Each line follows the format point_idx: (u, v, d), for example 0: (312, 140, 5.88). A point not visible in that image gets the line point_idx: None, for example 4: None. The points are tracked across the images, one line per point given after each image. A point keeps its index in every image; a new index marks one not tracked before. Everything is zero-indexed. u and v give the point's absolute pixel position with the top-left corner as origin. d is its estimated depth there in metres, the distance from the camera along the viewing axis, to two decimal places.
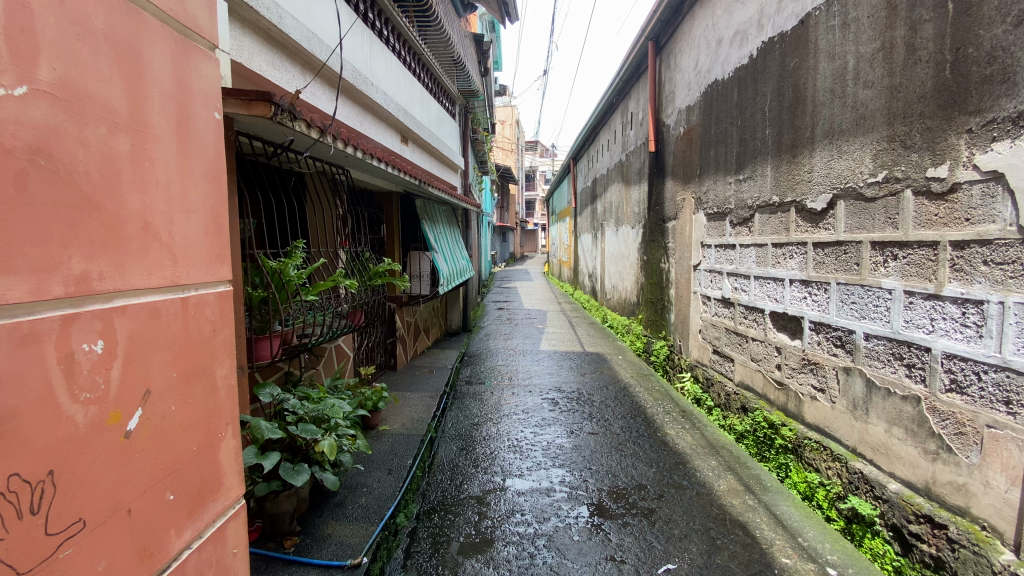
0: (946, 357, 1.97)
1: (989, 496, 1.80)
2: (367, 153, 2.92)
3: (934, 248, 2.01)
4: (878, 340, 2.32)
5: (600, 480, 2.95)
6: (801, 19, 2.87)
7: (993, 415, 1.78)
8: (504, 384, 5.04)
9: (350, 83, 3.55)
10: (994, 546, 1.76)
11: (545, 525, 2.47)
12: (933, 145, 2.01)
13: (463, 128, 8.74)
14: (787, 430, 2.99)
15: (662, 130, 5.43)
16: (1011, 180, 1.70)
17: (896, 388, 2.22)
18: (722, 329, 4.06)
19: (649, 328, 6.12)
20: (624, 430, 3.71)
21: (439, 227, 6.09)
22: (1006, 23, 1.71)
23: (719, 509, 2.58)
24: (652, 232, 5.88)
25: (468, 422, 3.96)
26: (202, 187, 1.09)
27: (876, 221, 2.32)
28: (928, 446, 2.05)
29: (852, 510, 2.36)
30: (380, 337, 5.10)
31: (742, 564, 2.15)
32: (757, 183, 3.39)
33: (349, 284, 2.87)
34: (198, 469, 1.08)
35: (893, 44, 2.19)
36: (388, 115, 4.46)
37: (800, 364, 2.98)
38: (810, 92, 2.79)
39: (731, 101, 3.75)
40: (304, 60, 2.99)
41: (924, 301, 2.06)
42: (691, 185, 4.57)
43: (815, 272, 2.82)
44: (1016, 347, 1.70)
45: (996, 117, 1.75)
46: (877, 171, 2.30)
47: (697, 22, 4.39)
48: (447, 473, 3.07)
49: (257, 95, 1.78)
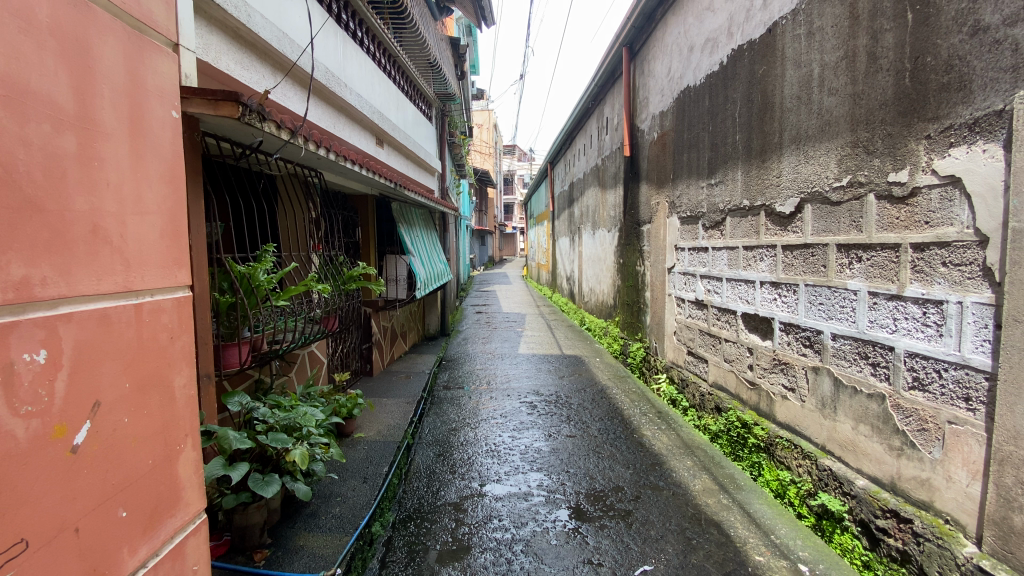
0: (909, 356, 2.03)
1: (951, 490, 1.86)
2: (340, 155, 2.87)
3: (896, 250, 2.07)
4: (845, 340, 2.39)
5: (577, 483, 2.95)
6: (769, 27, 2.95)
7: (953, 411, 1.84)
8: (482, 388, 5.00)
9: (322, 83, 3.49)
10: (957, 539, 1.81)
11: (523, 530, 2.46)
12: (893, 151, 2.07)
13: (440, 131, 8.70)
14: (759, 430, 3.05)
15: (637, 135, 5.51)
16: (968, 184, 1.76)
17: (862, 386, 2.28)
18: (696, 330, 4.12)
19: (625, 330, 6.19)
20: (601, 432, 3.73)
21: (416, 230, 6.05)
22: (962, 32, 1.77)
23: (695, 509, 2.61)
24: (627, 235, 5.94)
25: (445, 428, 3.91)
26: (158, 188, 1.04)
27: (841, 224, 2.39)
28: (893, 443, 2.11)
29: (822, 506, 2.41)
30: (356, 343, 5.01)
31: (717, 564, 2.16)
32: (728, 187, 3.46)
33: (322, 289, 2.82)
34: (154, 484, 1.03)
35: (855, 53, 2.27)
36: (362, 116, 4.40)
37: (771, 364, 3.05)
38: (777, 99, 2.86)
39: (703, 107, 3.82)
40: (274, 60, 2.93)
41: (887, 301, 2.13)
42: (665, 190, 4.64)
43: (784, 274, 2.88)
44: (975, 346, 1.76)
45: (953, 124, 1.81)
46: (842, 175, 2.37)
47: (670, 28, 4.47)
48: (423, 479, 3.02)
49: (224, 95, 1.71)
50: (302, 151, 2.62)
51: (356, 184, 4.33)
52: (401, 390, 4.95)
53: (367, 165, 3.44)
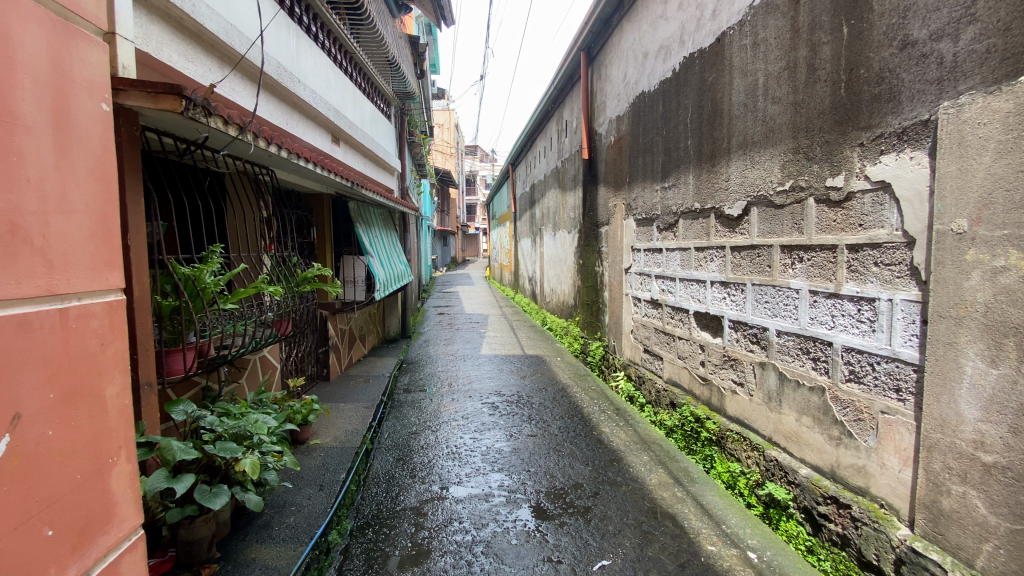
0: (846, 350, 2.15)
1: (885, 476, 1.98)
2: (292, 152, 2.78)
3: (834, 252, 2.20)
4: (789, 336, 2.51)
5: (537, 482, 2.97)
6: (718, 37, 3.06)
7: (885, 401, 1.97)
8: (444, 391, 4.96)
9: (273, 78, 3.37)
10: (891, 522, 1.93)
11: (483, 531, 2.45)
12: (831, 157, 2.20)
13: (400, 130, 8.58)
14: (711, 423, 3.17)
15: (595, 139, 5.62)
16: (897, 189, 1.88)
17: (804, 379, 2.41)
18: (652, 328, 4.23)
19: (585, 329, 6.28)
20: (562, 430, 3.77)
21: (374, 231, 5.93)
22: (893, 46, 1.89)
23: (651, 502, 2.68)
24: (586, 236, 6.03)
25: (406, 432, 3.85)
26: (85, 185, 0.97)
27: (784, 226, 2.52)
28: (832, 433, 2.24)
29: (769, 496, 2.54)
30: (312, 346, 4.87)
31: (672, 555, 2.23)
32: (680, 191, 3.57)
33: (273, 292, 2.72)
34: (83, 500, 0.96)
35: (797, 64, 2.39)
36: (317, 114, 4.28)
37: (721, 360, 3.17)
38: (725, 106, 2.98)
39: (657, 112, 3.93)
40: (221, 53, 2.81)
41: (826, 299, 2.25)
42: (622, 192, 4.74)
43: (733, 274, 3.01)
44: (904, 340, 1.88)
45: (883, 132, 1.93)
46: (785, 180, 2.49)
47: (626, 35, 4.57)
48: (382, 485, 2.97)
49: (166, 88, 1.63)
50: (251, 148, 2.53)
51: (311, 184, 4.23)
52: (360, 394, 4.85)
53: (322, 163, 3.35)
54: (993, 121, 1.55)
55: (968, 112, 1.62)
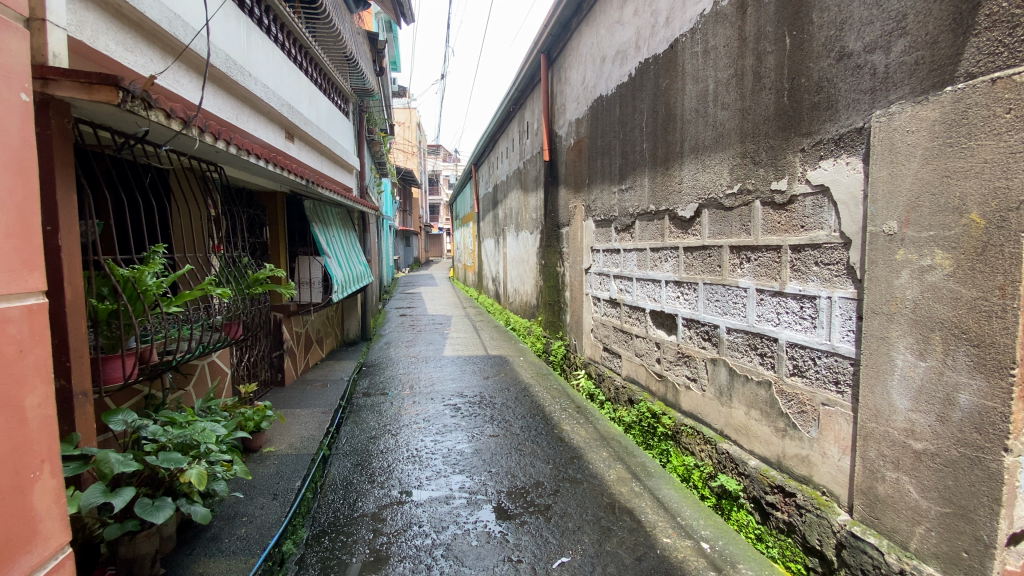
0: (790, 346, 2.26)
1: (826, 465, 2.09)
2: (242, 148, 2.68)
3: (778, 252, 2.31)
4: (738, 333, 2.62)
5: (498, 482, 2.96)
6: (671, 43, 3.16)
7: (826, 393, 2.08)
8: (405, 393, 4.88)
9: (221, 71, 3.23)
10: (832, 508, 2.04)
11: (443, 534, 2.43)
12: (775, 162, 2.30)
13: (358, 127, 8.41)
14: (666, 419, 3.26)
15: (556, 140, 5.68)
16: (835, 193, 1.99)
17: (752, 374, 2.51)
18: (611, 327, 4.31)
19: (548, 329, 6.34)
20: (524, 430, 3.79)
21: (331, 231, 5.77)
22: (830, 57, 2.00)
23: (610, 497, 2.73)
24: (548, 237, 6.09)
25: (365, 436, 3.76)
26: (2, 181, 0.91)
27: (733, 228, 2.62)
28: (778, 425, 2.34)
29: (721, 487, 2.64)
30: (265, 350, 4.70)
31: (629, 549, 2.27)
32: (636, 193, 3.66)
33: (222, 294, 2.60)
34: (3, 517, 0.90)
35: (744, 72, 2.49)
36: (269, 109, 4.13)
37: (675, 357, 3.26)
38: (678, 111, 3.08)
39: (614, 115, 4.02)
40: (164, 43, 2.68)
41: (772, 297, 2.36)
42: (582, 194, 4.80)
43: (686, 274, 3.10)
44: (842, 335, 1.99)
45: (822, 139, 2.04)
46: (733, 184, 2.60)
47: (584, 39, 4.65)
48: (339, 492, 2.89)
49: (101, 78, 1.54)
50: (197, 143, 2.41)
51: (264, 181, 4.08)
52: (316, 398, 4.71)
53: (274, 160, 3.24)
54: (920, 129, 1.65)
55: (897, 120, 1.72)
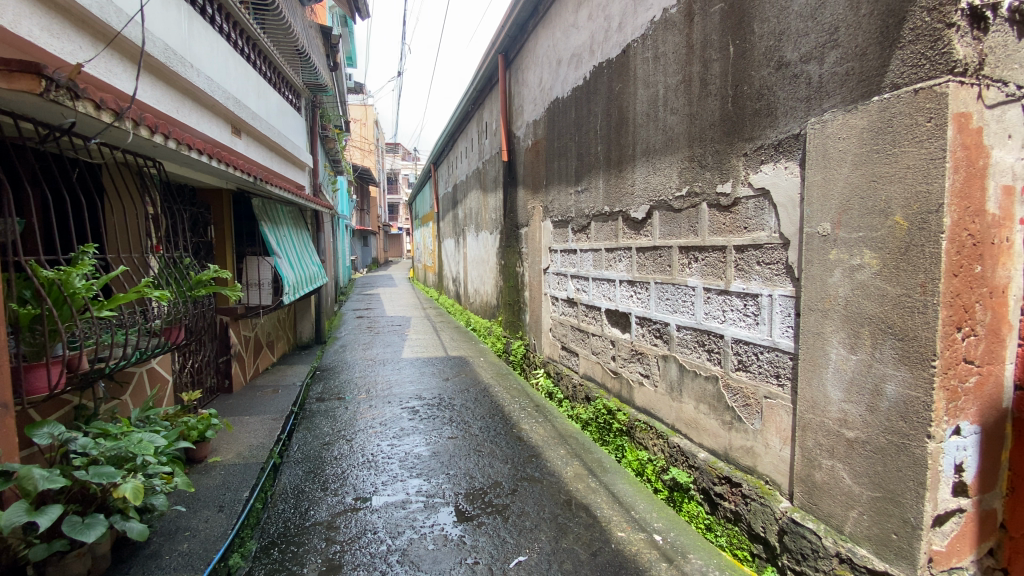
0: (735, 342, 2.36)
1: (769, 455, 2.19)
2: (182, 143, 2.54)
3: (723, 252, 2.40)
4: (687, 330, 2.71)
5: (456, 484, 2.94)
6: (623, 48, 3.23)
7: (768, 387, 2.18)
8: (361, 397, 4.77)
9: (159, 61, 3.06)
10: (774, 496, 2.14)
11: (399, 540, 2.39)
12: (721, 166, 2.40)
13: (311, 124, 8.17)
14: (621, 415, 3.34)
15: (514, 141, 5.71)
16: (775, 196, 2.10)
17: (701, 370, 2.60)
18: (568, 327, 4.37)
19: (508, 329, 6.36)
20: (482, 430, 3.78)
21: (282, 231, 5.57)
22: (770, 66, 2.10)
23: (566, 495, 2.77)
24: (507, 237, 6.11)
25: (318, 443, 3.65)
26: None
27: (682, 229, 2.71)
28: (725, 418, 2.44)
29: (673, 480, 2.72)
30: (210, 355, 4.48)
31: (584, 545, 2.31)
32: (591, 194, 3.73)
33: (160, 296, 2.46)
34: None
35: (692, 78, 2.58)
36: (213, 102, 3.95)
37: (629, 355, 3.34)
38: (630, 115, 3.16)
39: (570, 117, 4.07)
40: (94, 29, 2.51)
41: (718, 295, 2.46)
42: (539, 195, 4.84)
43: (638, 273, 3.18)
44: (782, 331, 2.09)
45: (763, 144, 2.14)
46: (682, 186, 2.68)
47: (540, 41, 4.69)
48: (290, 501, 2.79)
49: (21, 66, 1.45)
50: (132, 137, 2.28)
51: (208, 178, 3.89)
52: (266, 404, 4.53)
53: (219, 155, 3.09)
54: (851, 136, 1.75)
55: (830, 127, 1.83)
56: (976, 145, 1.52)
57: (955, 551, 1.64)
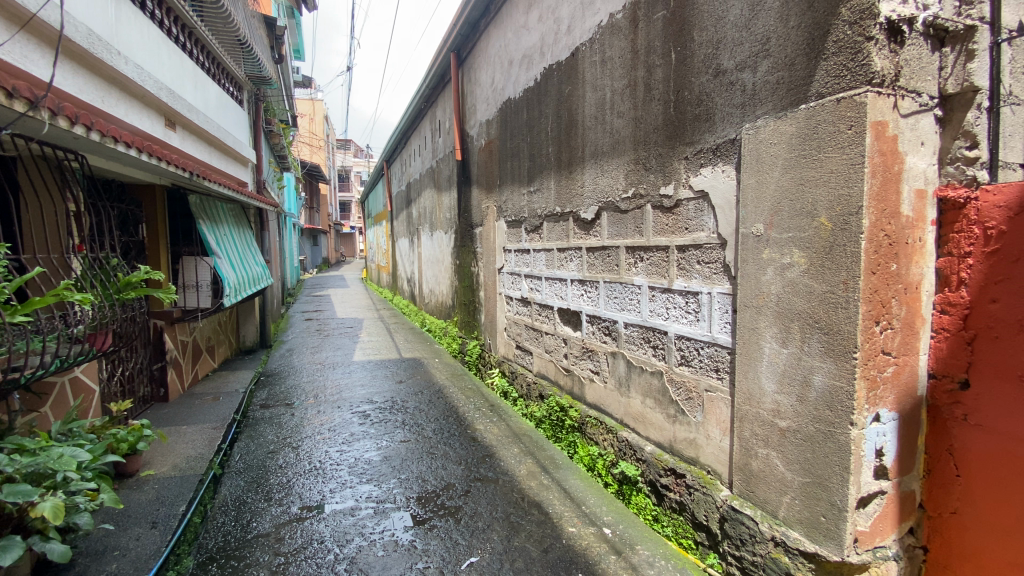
0: (678, 338, 2.44)
1: (710, 446, 2.29)
2: (107, 135, 2.37)
3: (666, 252, 2.49)
4: (633, 327, 2.78)
5: (408, 488, 2.90)
6: (572, 51, 3.28)
7: (708, 380, 2.27)
8: (309, 403, 4.61)
9: (80, 46, 2.83)
10: (715, 485, 2.24)
11: (347, 548, 2.33)
12: (664, 169, 2.48)
13: (255, 119, 7.81)
14: (573, 411, 3.40)
15: (467, 140, 5.69)
16: (713, 198, 2.19)
17: (647, 365, 2.69)
18: (522, 326, 4.40)
19: (463, 329, 6.33)
20: (436, 433, 3.74)
21: (222, 230, 5.31)
22: (708, 73, 2.19)
23: (519, 493, 2.78)
24: (461, 237, 6.08)
25: (262, 452, 3.50)
26: None
27: (628, 229, 2.78)
28: (669, 411, 2.53)
29: (622, 473, 2.80)
30: (143, 362, 4.20)
31: (536, 542, 2.33)
32: (543, 195, 3.77)
33: (84, 300, 2.28)
34: None
35: (637, 83, 2.65)
36: (144, 93, 3.70)
37: (580, 352, 3.40)
38: (579, 117, 3.21)
39: (522, 118, 4.10)
40: (6, 10, 2.30)
41: (661, 294, 2.54)
42: (493, 194, 4.85)
43: (588, 273, 3.24)
44: (721, 327, 2.19)
45: (702, 148, 2.23)
46: (628, 188, 2.76)
47: (492, 41, 4.69)
48: (230, 513, 2.66)
49: None
50: (49, 128, 2.10)
51: (138, 173, 3.64)
52: (206, 413, 4.30)
53: (150, 149, 2.90)
54: (781, 142, 1.86)
55: (763, 133, 1.93)
56: (892, 152, 1.63)
57: (878, 531, 1.76)
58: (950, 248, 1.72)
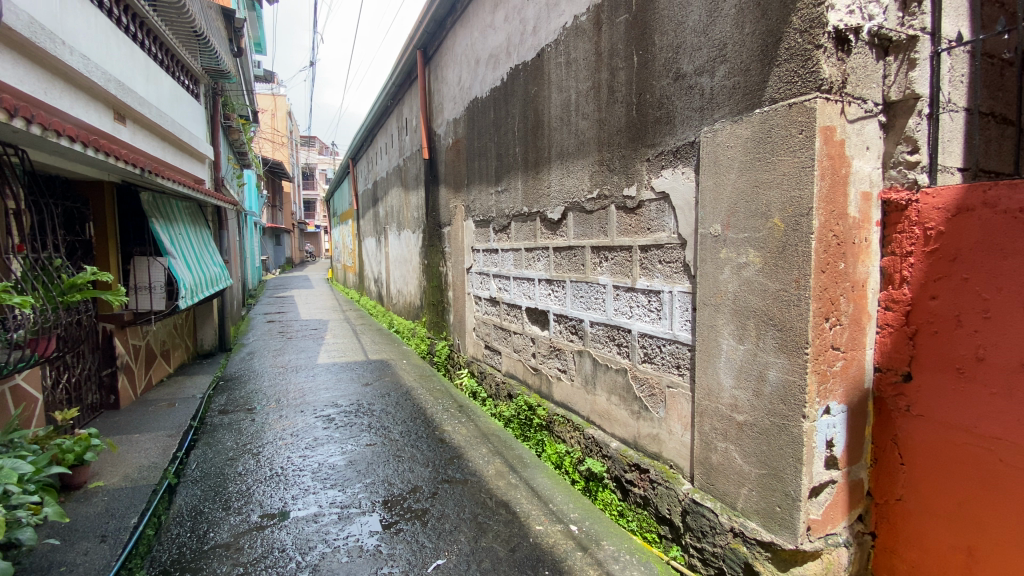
0: (641, 336, 2.49)
1: (672, 441, 2.34)
2: (49, 128, 2.23)
3: (630, 252, 2.53)
4: (599, 326, 2.82)
5: (373, 492, 2.86)
6: (537, 52, 3.30)
7: (670, 376, 2.33)
8: (271, 407, 4.48)
9: (20, 33, 2.66)
10: (677, 479, 2.30)
11: (309, 555, 2.27)
12: (627, 170, 2.53)
13: (213, 114, 7.53)
14: (541, 410, 3.42)
15: (434, 139, 5.63)
16: (673, 199, 2.25)
17: (612, 363, 2.73)
18: (491, 326, 4.39)
19: (431, 329, 6.27)
20: (402, 435, 3.69)
21: (177, 228, 5.09)
22: (669, 77, 2.24)
23: (487, 493, 2.78)
24: (429, 236, 6.02)
25: (220, 459, 3.38)
26: None
27: (593, 229, 2.82)
28: (633, 407, 2.58)
29: (588, 470, 2.83)
30: (91, 368, 3.99)
31: (503, 542, 2.34)
32: (511, 195, 3.77)
33: (25, 302, 2.14)
34: None
35: (600, 85, 2.69)
36: (91, 85, 3.51)
37: (548, 351, 3.42)
38: (545, 118, 3.23)
39: (489, 118, 4.09)
40: None
41: (625, 292, 2.59)
42: (461, 194, 4.82)
43: (555, 272, 3.27)
44: (681, 324, 2.25)
45: (664, 150, 2.29)
46: (593, 189, 2.79)
47: (459, 39, 4.66)
48: (185, 524, 2.56)
49: None
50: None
51: (85, 169, 3.45)
52: (160, 420, 4.12)
53: (98, 144, 2.76)
54: (737, 145, 1.92)
55: (720, 136, 1.98)
56: (839, 155, 1.71)
57: (829, 518, 1.84)
58: (893, 248, 1.81)
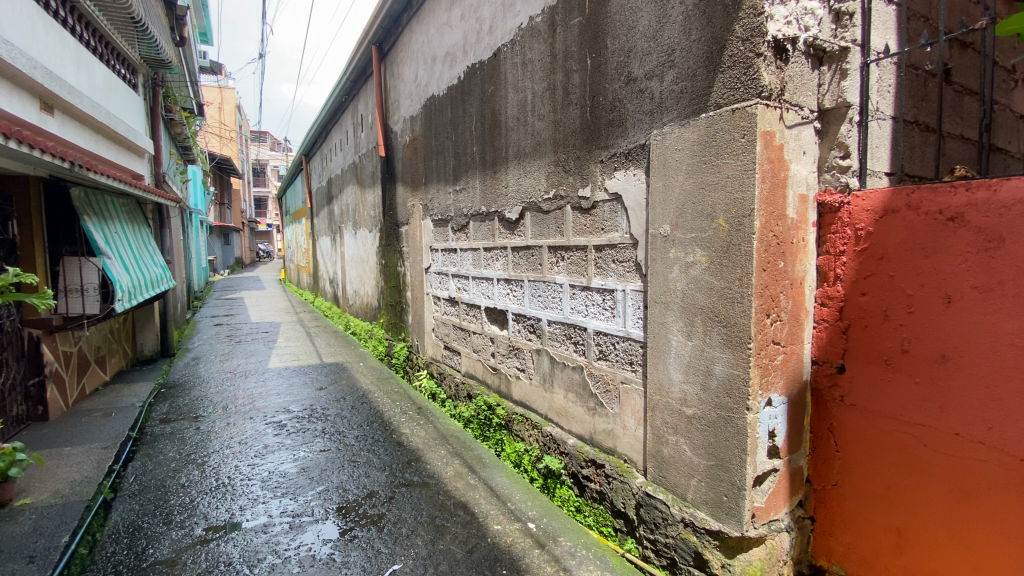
0: (596, 334, 2.54)
1: (626, 436, 2.40)
2: None
3: (585, 251, 2.57)
4: (556, 324, 2.85)
5: (327, 499, 2.78)
6: (493, 51, 3.30)
7: (624, 373, 2.38)
8: (217, 415, 4.28)
9: None
10: (631, 473, 2.35)
11: (258, 568, 2.19)
12: (581, 171, 2.57)
13: (152, 105, 7.12)
14: (500, 410, 3.42)
15: (391, 137, 5.54)
16: (625, 200, 2.30)
17: (568, 361, 2.77)
18: (450, 326, 4.36)
19: (389, 331, 6.17)
20: (358, 440, 3.61)
21: (112, 227, 4.78)
22: (620, 81, 2.29)
23: (445, 495, 2.76)
24: (387, 236, 5.91)
25: (161, 471, 3.20)
26: None
27: (550, 229, 2.85)
28: (589, 404, 2.62)
29: (546, 467, 2.86)
30: (15, 377, 3.68)
31: (461, 543, 2.33)
32: (469, 194, 3.76)
33: None
34: None
35: (556, 86, 2.72)
36: (15, 71, 3.25)
37: (506, 350, 3.43)
38: (502, 118, 3.24)
39: (446, 116, 4.06)
40: None
41: (581, 291, 2.62)
42: (418, 193, 4.77)
43: (513, 272, 3.28)
44: (634, 322, 2.30)
45: (616, 152, 2.34)
46: (549, 189, 2.82)
47: (415, 36, 4.60)
48: (122, 541, 2.41)
49: None
50: None
51: (7, 163, 3.19)
52: (95, 431, 3.86)
53: (23, 136, 2.55)
54: (684, 148, 1.98)
55: (669, 139, 2.05)
56: (778, 159, 1.79)
57: (772, 505, 1.93)
58: (827, 248, 1.92)
